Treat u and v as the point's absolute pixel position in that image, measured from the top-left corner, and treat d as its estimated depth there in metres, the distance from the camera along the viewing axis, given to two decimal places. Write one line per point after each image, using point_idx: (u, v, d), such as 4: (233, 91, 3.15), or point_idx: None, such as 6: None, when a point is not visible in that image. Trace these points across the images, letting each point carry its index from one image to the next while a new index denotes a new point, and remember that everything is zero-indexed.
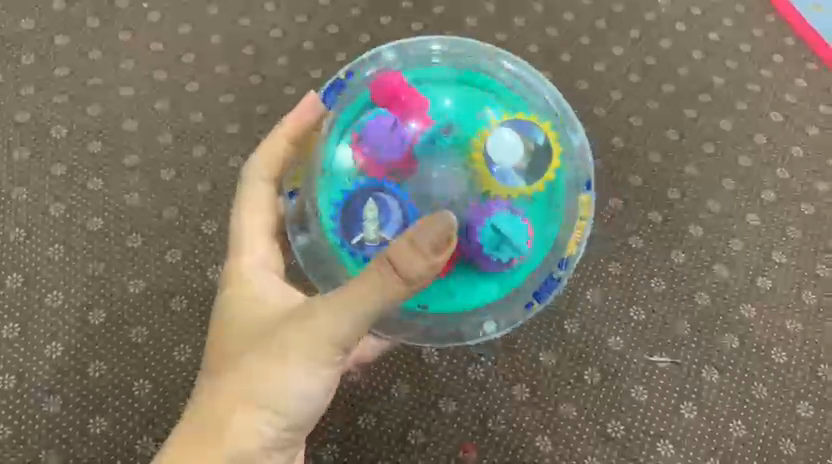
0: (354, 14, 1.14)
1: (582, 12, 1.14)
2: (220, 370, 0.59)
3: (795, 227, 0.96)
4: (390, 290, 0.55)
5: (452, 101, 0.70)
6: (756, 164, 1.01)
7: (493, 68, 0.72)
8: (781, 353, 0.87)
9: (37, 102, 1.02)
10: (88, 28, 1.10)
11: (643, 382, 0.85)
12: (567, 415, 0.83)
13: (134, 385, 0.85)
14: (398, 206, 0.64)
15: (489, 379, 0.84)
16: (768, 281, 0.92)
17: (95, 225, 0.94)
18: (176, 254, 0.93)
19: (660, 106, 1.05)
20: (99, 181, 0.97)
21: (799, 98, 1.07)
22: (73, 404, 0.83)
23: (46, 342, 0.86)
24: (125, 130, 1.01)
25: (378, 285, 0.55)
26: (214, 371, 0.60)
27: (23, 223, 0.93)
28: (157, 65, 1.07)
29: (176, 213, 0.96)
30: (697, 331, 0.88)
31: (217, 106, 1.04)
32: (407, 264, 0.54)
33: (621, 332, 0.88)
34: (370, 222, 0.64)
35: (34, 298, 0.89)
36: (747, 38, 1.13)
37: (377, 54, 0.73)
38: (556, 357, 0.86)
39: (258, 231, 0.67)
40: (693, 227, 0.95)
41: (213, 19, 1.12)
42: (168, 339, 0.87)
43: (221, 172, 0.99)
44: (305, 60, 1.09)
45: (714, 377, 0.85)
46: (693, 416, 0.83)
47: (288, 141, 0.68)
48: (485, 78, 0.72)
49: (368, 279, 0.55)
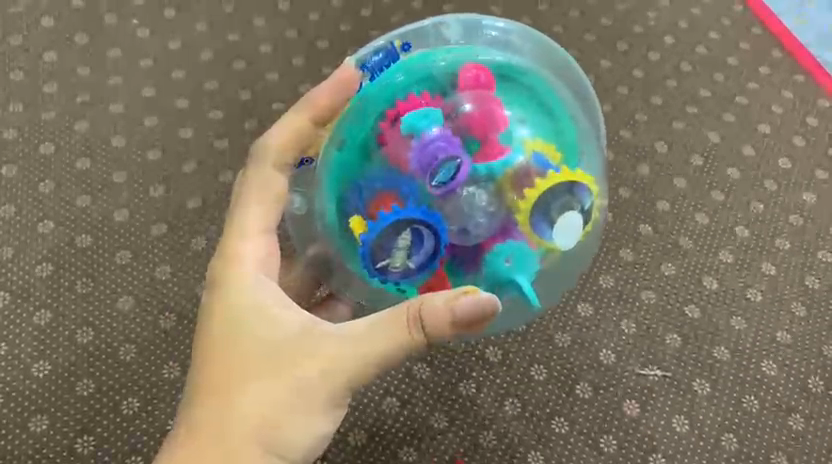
0: (343, 30, 1.14)
1: (569, 26, 1.15)
2: (224, 386, 0.56)
3: (784, 239, 0.96)
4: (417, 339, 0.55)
5: (512, 102, 0.61)
6: (744, 176, 1.01)
7: (540, 71, 0.63)
8: (772, 365, 0.87)
9: (26, 118, 1.02)
10: (77, 45, 1.10)
11: (634, 396, 0.84)
12: (559, 430, 0.82)
13: (123, 403, 0.84)
14: (433, 235, 0.57)
15: (480, 394, 0.84)
16: (758, 292, 0.92)
17: (84, 242, 0.93)
18: (165, 271, 0.92)
19: (649, 118, 1.06)
20: (87, 198, 0.96)
21: (786, 110, 1.08)
22: (61, 423, 0.82)
23: (32, 360, 0.85)
24: (113, 146, 1.01)
25: (411, 334, 0.55)
26: (215, 385, 0.56)
27: (11, 240, 0.92)
28: (147, 82, 1.07)
29: (165, 229, 0.95)
30: (688, 343, 0.88)
31: (205, 121, 1.04)
32: (437, 318, 0.54)
33: (612, 345, 0.87)
34: (402, 248, 0.58)
35: (21, 317, 0.88)
36: (733, 51, 1.14)
37: (437, 25, 0.67)
38: (548, 372, 0.85)
39: (256, 221, 0.62)
40: (683, 239, 0.95)
41: (202, 35, 1.12)
42: (157, 357, 0.87)
43: (210, 188, 0.99)
44: (295, 75, 1.09)
45: (706, 390, 0.85)
46: (685, 429, 0.83)
47: (315, 119, 0.62)
48: (534, 79, 0.63)
49: (404, 327, 0.55)
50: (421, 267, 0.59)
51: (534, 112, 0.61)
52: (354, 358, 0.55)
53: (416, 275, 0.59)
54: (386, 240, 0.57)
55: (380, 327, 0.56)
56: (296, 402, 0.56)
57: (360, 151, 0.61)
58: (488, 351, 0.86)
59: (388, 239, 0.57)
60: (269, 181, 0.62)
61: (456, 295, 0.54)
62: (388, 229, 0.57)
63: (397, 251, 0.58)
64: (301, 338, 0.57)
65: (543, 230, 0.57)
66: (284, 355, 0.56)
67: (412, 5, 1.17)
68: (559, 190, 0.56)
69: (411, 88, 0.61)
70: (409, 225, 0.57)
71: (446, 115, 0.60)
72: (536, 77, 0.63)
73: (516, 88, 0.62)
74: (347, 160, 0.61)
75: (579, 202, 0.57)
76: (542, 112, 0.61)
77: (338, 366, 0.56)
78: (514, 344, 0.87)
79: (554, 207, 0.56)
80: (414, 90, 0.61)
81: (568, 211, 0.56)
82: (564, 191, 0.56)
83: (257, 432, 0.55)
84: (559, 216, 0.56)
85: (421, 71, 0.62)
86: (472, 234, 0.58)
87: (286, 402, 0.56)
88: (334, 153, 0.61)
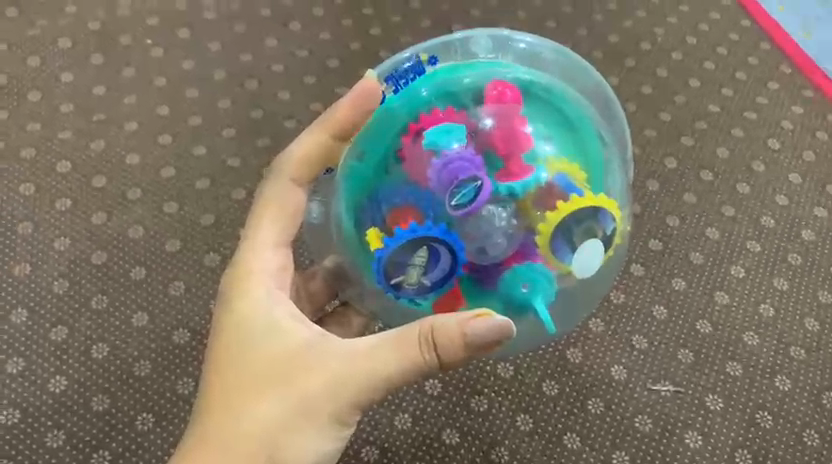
0: (353, 49, 1.16)
1: (578, 43, 1.16)
2: (235, 398, 0.57)
3: (795, 253, 0.96)
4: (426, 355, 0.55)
5: (538, 121, 0.61)
6: (755, 191, 1.01)
7: (568, 91, 0.63)
8: (785, 380, 0.86)
9: (43, 138, 1.03)
10: (92, 65, 1.11)
11: (647, 412, 0.84)
12: (571, 445, 0.82)
13: (137, 419, 0.84)
14: (450, 253, 0.58)
15: (491, 410, 0.84)
16: (770, 308, 0.91)
17: (99, 259, 0.94)
18: (179, 287, 0.93)
19: (658, 133, 1.06)
20: (103, 215, 0.98)
21: (796, 124, 1.08)
22: (76, 438, 0.83)
23: (49, 376, 0.86)
24: (128, 164, 1.02)
25: (423, 353, 0.55)
26: (226, 397, 0.57)
27: (27, 257, 0.94)
28: (161, 101, 1.09)
29: (179, 245, 0.96)
30: (700, 359, 0.88)
31: (218, 139, 1.06)
32: (446, 338, 0.54)
33: (624, 361, 0.87)
34: (417, 265, 0.58)
35: (38, 333, 0.89)
36: (742, 66, 1.14)
37: (465, 39, 0.67)
38: (559, 387, 0.85)
39: (271, 237, 0.63)
40: (694, 254, 0.95)
41: (215, 55, 1.14)
42: (171, 373, 0.87)
43: (223, 205, 1.00)
44: (306, 93, 1.11)
45: (719, 405, 0.85)
46: (698, 445, 0.82)
47: (333, 135, 0.64)
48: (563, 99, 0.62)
49: (416, 345, 0.55)
50: (436, 284, 0.59)
51: (557, 129, 0.61)
52: (364, 374, 0.56)
53: (431, 292, 0.60)
54: (403, 255, 0.58)
55: (391, 344, 0.56)
56: (305, 416, 0.56)
57: (380, 164, 0.61)
58: (499, 367, 0.86)
59: (402, 256, 0.58)
60: (288, 199, 0.64)
61: (471, 320, 0.54)
62: (406, 245, 0.57)
63: (411, 268, 0.58)
64: (312, 353, 0.57)
65: (563, 253, 0.57)
66: (294, 370, 0.57)
67: (422, 24, 1.19)
68: (584, 215, 0.56)
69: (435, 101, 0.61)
70: (427, 243, 0.57)
71: (469, 132, 0.59)
72: (563, 97, 0.62)
73: (540, 103, 0.62)
74: (365, 172, 0.61)
75: (602, 226, 0.57)
76: (564, 129, 0.61)
77: (348, 381, 0.56)
78: (525, 360, 0.87)
79: (580, 232, 0.57)
80: (437, 105, 0.61)
81: (592, 237, 0.57)
82: (587, 215, 0.57)
83: (261, 443, 0.56)
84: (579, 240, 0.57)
85: (443, 85, 0.61)
86: (491, 253, 0.58)
87: (292, 415, 0.56)
88: (352, 164, 0.61)
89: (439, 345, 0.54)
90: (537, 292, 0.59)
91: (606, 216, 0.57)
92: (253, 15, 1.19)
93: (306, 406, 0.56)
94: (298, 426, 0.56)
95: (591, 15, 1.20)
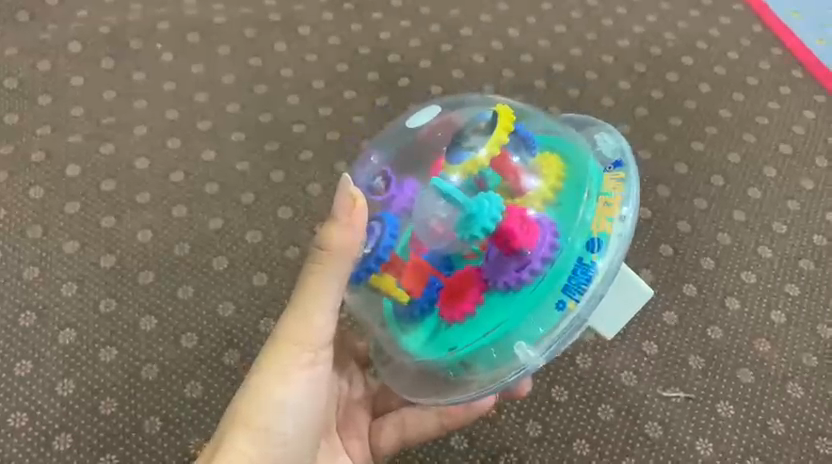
0: (362, 53, 1.16)
1: (587, 48, 1.16)
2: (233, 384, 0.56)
3: (807, 259, 0.95)
4: (339, 257, 0.51)
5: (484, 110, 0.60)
6: (766, 196, 1.01)
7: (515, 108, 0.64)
8: (797, 387, 0.85)
9: (53, 141, 1.04)
10: (103, 70, 1.12)
11: (657, 418, 0.84)
12: (580, 452, 0.81)
13: (145, 422, 0.84)
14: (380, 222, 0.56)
15: (501, 416, 0.84)
16: (782, 314, 0.91)
17: (108, 262, 0.95)
18: (187, 291, 0.93)
19: (669, 139, 1.06)
20: (112, 219, 0.98)
21: (808, 130, 1.07)
22: (84, 441, 0.82)
23: (57, 379, 0.86)
24: (137, 168, 1.02)
25: (332, 279, 0.52)
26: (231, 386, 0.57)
27: (36, 261, 0.94)
28: (170, 105, 1.09)
29: (188, 249, 0.96)
30: (710, 365, 0.87)
31: (228, 144, 1.06)
32: (328, 234, 0.51)
33: (634, 367, 0.87)
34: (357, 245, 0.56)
35: (46, 337, 0.89)
36: (753, 71, 1.14)
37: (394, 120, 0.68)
38: (569, 392, 0.85)
39: None
40: (705, 260, 0.95)
41: (225, 60, 1.15)
42: (179, 375, 0.87)
43: (232, 209, 1.00)
44: (315, 98, 1.11)
45: (730, 412, 0.84)
46: (709, 452, 0.81)
47: None
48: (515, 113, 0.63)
49: (318, 277, 0.52)
50: (377, 250, 0.56)
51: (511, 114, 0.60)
52: (290, 325, 0.53)
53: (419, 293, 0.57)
54: None
55: (301, 296, 0.53)
56: (274, 366, 0.53)
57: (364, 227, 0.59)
58: None
59: None
60: None
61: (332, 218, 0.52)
62: None
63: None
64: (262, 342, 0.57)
65: (455, 154, 0.55)
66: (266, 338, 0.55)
67: (431, 29, 1.19)
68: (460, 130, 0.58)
69: (383, 150, 0.63)
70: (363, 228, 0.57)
71: (397, 138, 0.63)
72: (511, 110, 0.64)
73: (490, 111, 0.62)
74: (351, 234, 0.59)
75: (481, 122, 0.58)
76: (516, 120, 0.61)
77: (288, 345, 0.53)
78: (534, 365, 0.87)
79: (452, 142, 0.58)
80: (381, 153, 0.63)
81: (462, 131, 0.58)
82: (469, 128, 0.58)
83: (255, 433, 0.53)
84: (458, 134, 0.58)
85: (391, 138, 0.64)
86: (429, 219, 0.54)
87: (270, 410, 0.53)
88: None
89: (332, 244, 0.51)
90: (481, 204, 0.52)
91: (484, 114, 0.59)
92: (263, 20, 1.20)
93: (272, 360, 0.53)
94: (271, 381, 0.53)
95: (600, 21, 1.20)
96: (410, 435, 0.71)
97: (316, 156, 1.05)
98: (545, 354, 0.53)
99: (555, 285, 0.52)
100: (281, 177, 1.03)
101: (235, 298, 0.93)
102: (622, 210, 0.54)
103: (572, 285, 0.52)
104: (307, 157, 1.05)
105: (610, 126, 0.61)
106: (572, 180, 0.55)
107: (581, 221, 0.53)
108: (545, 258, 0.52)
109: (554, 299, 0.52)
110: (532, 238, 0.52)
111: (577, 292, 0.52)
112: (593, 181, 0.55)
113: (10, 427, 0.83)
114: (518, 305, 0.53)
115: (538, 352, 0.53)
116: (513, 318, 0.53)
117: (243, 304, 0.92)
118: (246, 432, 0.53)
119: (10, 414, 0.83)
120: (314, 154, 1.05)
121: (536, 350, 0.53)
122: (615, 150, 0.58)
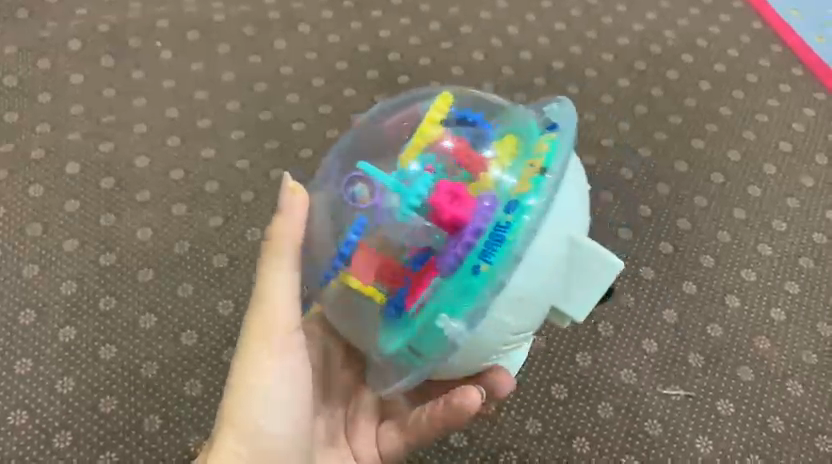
0: (362, 51, 1.16)
1: (587, 46, 1.16)
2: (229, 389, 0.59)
3: (807, 257, 0.95)
4: (283, 244, 0.53)
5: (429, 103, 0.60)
6: (766, 193, 1.00)
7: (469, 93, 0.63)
8: (797, 385, 0.85)
9: (53, 139, 1.04)
10: (102, 68, 1.12)
11: (656, 416, 0.84)
12: (580, 450, 0.81)
13: (145, 420, 0.84)
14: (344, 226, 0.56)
15: (500, 414, 0.83)
16: (782, 312, 0.91)
17: (107, 260, 0.94)
18: (187, 289, 0.93)
19: (669, 137, 1.06)
20: (111, 217, 0.98)
21: (808, 128, 1.07)
22: (84, 439, 0.82)
23: (57, 377, 0.86)
24: (137, 166, 1.02)
25: (281, 266, 0.54)
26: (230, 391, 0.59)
27: (36, 259, 0.94)
28: (169, 103, 1.09)
29: (187, 247, 0.96)
30: (710, 363, 0.87)
31: (227, 142, 1.06)
32: (273, 226, 0.53)
33: (634, 365, 0.87)
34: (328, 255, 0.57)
35: (46, 335, 0.89)
36: (752, 69, 1.13)
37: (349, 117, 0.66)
38: (569, 390, 0.85)
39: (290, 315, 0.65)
40: (705, 258, 0.95)
41: (225, 58, 1.14)
42: (179, 373, 0.87)
43: (231, 207, 1.00)
44: (315, 96, 1.11)
45: (730, 410, 0.84)
46: (709, 450, 0.81)
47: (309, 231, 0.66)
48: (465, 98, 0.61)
49: (269, 268, 0.54)
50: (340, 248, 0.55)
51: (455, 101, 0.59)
52: (254, 320, 0.55)
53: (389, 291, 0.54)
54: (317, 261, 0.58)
55: (257, 290, 0.55)
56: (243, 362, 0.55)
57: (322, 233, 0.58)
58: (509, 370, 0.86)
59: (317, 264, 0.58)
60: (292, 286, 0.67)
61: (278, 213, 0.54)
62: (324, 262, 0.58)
63: (327, 247, 0.58)
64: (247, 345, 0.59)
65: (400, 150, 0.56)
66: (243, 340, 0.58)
67: (431, 27, 1.19)
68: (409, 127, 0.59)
69: (338, 151, 0.62)
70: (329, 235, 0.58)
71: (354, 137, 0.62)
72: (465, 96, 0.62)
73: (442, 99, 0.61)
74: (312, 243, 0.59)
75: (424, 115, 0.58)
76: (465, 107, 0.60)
77: (256, 342, 0.55)
78: (533, 364, 0.87)
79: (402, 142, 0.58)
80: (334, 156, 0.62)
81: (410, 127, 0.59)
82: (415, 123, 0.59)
83: (239, 428, 0.54)
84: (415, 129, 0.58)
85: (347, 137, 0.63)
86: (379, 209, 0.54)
87: (257, 412, 0.55)
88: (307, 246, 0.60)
89: (276, 232, 0.53)
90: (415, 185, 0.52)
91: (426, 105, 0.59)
92: (263, 18, 1.20)
93: (241, 356, 0.56)
94: (241, 377, 0.55)
95: (600, 19, 1.20)
96: (411, 440, 0.68)
97: (315, 153, 1.05)
98: (469, 324, 0.50)
99: (476, 252, 0.49)
100: (281, 175, 1.03)
101: (235, 296, 0.93)
102: (545, 167, 0.51)
103: (488, 248, 0.49)
104: (306, 155, 1.05)
105: (563, 98, 0.59)
106: (508, 152, 0.53)
107: (505, 188, 0.51)
108: (477, 229, 0.50)
109: (471, 266, 0.49)
110: (467, 211, 0.50)
111: (490, 255, 0.49)
112: (525, 152, 0.53)
113: (10, 425, 0.83)
114: (447, 281, 0.50)
115: (462, 323, 0.50)
116: (438, 292, 0.51)
117: (243, 302, 0.92)
118: (229, 429, 0.55)
119: (9, 412, 0.83)
120: (314, 151, 1.05)
121: (458, 321, 0.50)
122: (558, 117, 0.56)
